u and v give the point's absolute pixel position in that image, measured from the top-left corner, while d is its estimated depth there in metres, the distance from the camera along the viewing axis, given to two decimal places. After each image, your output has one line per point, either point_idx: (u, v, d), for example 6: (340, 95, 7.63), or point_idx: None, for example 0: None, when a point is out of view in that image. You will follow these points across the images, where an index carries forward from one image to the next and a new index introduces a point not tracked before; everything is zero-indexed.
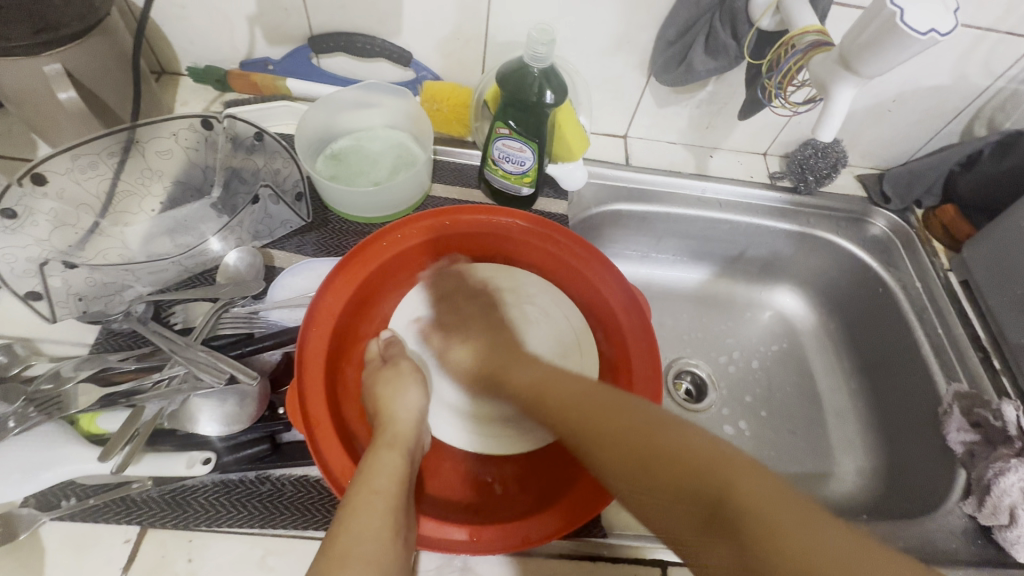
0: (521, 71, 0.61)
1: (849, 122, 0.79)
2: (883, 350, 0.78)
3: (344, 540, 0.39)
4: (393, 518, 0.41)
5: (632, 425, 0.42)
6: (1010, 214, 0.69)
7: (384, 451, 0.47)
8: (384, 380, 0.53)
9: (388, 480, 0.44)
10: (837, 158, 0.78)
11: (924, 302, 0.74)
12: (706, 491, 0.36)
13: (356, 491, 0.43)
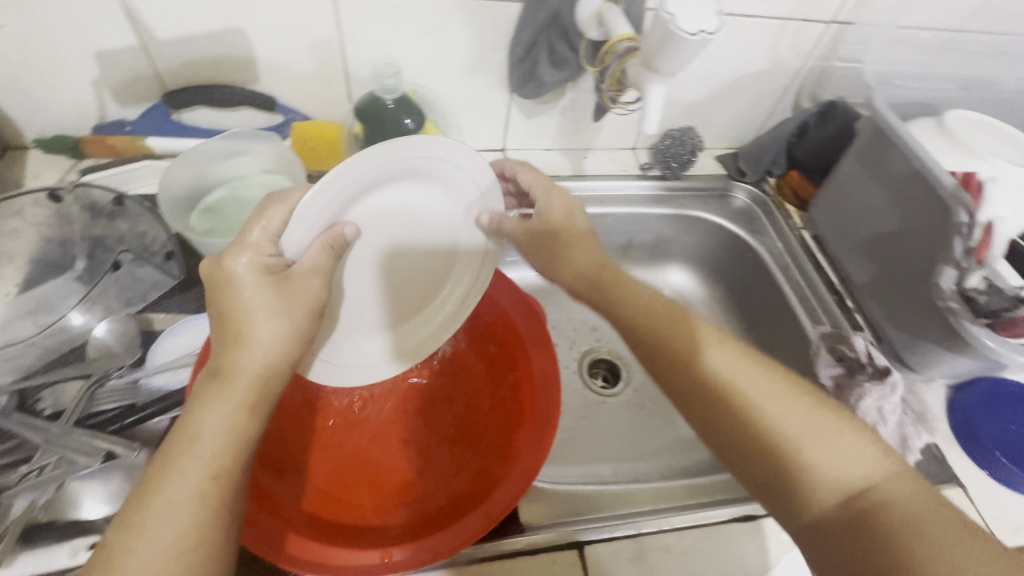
0: (377, 104, 0.66)
1: (698, 110, 0.88)
2: (762, 307, 0.86)
3: (152, 519, 0.36)
4: (209, 495, 0.38)
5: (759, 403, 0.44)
6: (838, 172, 0.78)
7: (215, 413, 0.40)
8: (257, 312, 0.44)
9: (221, 447, 0.39)
10: (694, 141, 0.87)
11: (786, 259, 0.83)
12: (808, 452, 0.41)
13: (186, 456, 0.38)
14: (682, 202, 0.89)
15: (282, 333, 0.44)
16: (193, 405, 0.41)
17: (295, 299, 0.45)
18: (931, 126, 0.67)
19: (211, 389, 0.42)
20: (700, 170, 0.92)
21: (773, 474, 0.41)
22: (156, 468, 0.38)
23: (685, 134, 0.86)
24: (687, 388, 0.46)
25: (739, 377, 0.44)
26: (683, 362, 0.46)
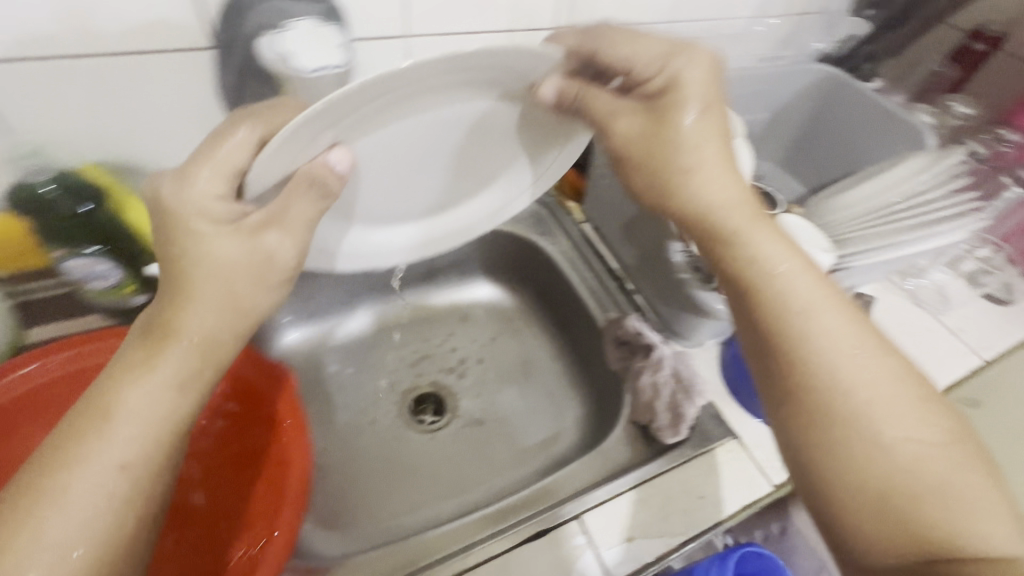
0: (29, 193, 0.60)
1: None
2: (563, 304, 0.88)
3: (139, 426, 0.38)
4: (195, 427, 0.40)
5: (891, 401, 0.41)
6: (595, 162, 0.83)
7: (162, 376, 0.39)
8: (217, 260, 0.42)
9: (178, 394, 0.40)
10: None
11: (574, 254, 0.86)
12: (960, 517, 0.37)
13: (66, 426, 0.38)
14: None
15: (250, 277, 0.43)
16: (148, 335, 0.41)
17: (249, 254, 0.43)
18: None
19: (182, 300, 0.41)
20: None
21: (879, 499, 0.39)
22: (116, 373, 0.39)
23: None
24: (809, 371, 0.43)
25: (877, 392, 0.41)
26: (810, 337, 0.44)
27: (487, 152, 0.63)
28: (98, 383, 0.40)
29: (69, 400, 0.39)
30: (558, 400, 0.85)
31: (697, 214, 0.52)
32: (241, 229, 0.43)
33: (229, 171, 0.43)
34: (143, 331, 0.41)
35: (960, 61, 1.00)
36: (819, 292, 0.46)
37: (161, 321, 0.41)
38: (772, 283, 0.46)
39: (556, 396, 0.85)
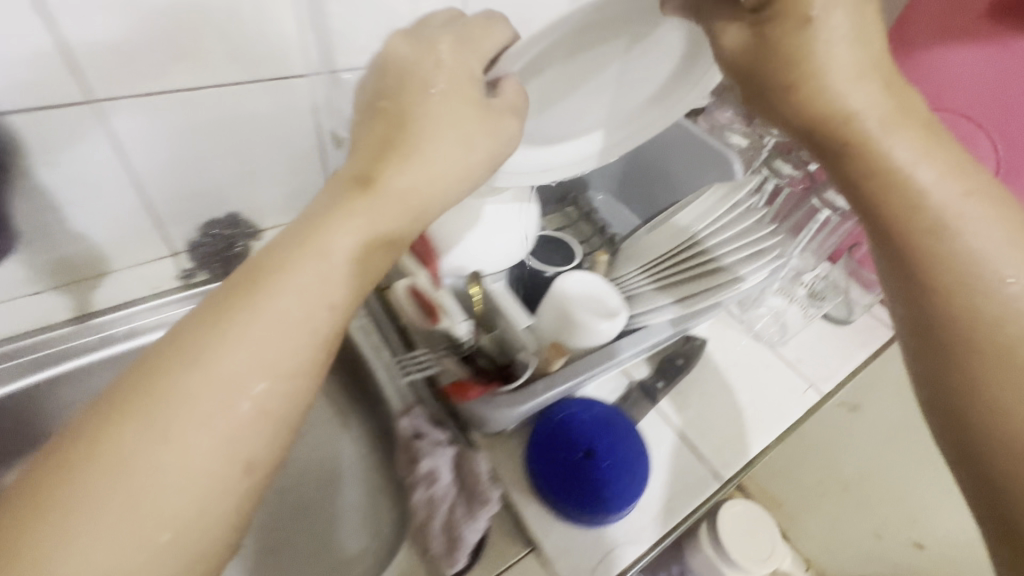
0: None
1: (228, 193, 0.74)
2: (362, 392, 0.73)
3: (51, 564, 0.26)
4: (192, 486, 0.29)
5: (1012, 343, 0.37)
6: None
7: (277, 293, 0.33)
8: (343, 244, 0.35)
9: (192, 460, 0.29)
10: (239, 222, 0.77)
11: (367, 334, 0.72)
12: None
13: (101, 450, 0.28)
14: None
15: (349, 249, 0.36)
16: (230, 309, 0.32)
17: (300, 237, 0.35)
18: None
19: (261, 283, 0.33)
20: None
21: (1016, 437, 0.36)
22: (130, 405, 0.29)
23: (220, 220, 0.76)
24: (942, 279, 0.38)
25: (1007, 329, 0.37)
26: (951, 252, 0.38)
27: (561, 114, 0.57)
28: (133, 378, 0.30)
29: (105, 415, 0.29)
30: (361, 511, 0.70)
31: (812, 125, 0.39)
32: (383, 175, 0.37)
33: (479, 57, 0.43)
34: (210, 301, 0.33)
35: None
36: (966, 198, 0.38)
37: (246, 314, 0.32)
38: (920, 173, 0.38)
39: (365, 511, 0.69)
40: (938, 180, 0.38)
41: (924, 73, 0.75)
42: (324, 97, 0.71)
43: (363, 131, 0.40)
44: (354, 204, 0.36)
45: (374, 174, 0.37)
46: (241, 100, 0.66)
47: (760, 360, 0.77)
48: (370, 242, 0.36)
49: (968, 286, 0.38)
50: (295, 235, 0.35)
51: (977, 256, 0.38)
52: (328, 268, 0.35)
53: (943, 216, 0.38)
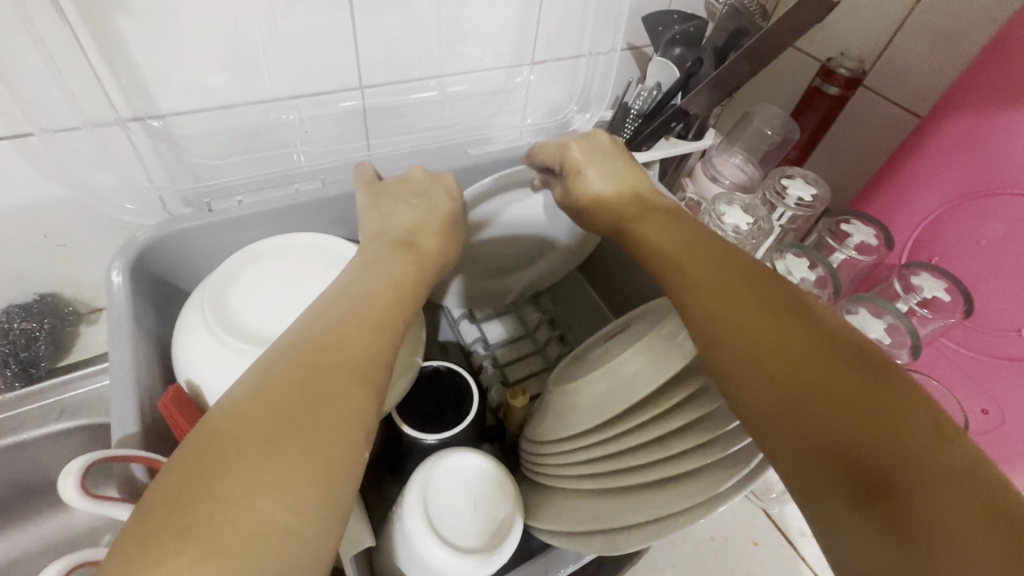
0: None
1: (32, 272, 0.54)
2: None
3: (258, 487, 0.24)
4: (325, 491, 0.25)
5: (807, 332, 0.30)
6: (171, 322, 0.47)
7: (328, 379, 0.28)
8: (390, 318, 0.33)
9: (345, 431, 0.27)
10: (50, 310, 0.58)
11: None
12: (858, 408, 0.27)
13: (221, 469, 0.24)
14: (50, 421, 0.57)
15: (394, 314, 0.33)
16: (313, 354, 0.29)
17: (384, 281, 0.36)
18: (218, 270, 0.43)
19: (349, 322, 0.31)
20: (93, 347, 0.62)
21: (767, 388, 0.29)
22: (228, 441, 0.25)
23: (19, 306, 0.56)
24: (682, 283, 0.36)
25: (776, 314, 0.32)
26: (693, 269, 0.36)
27: (503, 234, 0.62)
28: (218, 420, 0.26)
29: (200, 455, 0.24)
30: None
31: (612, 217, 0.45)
32: (387, 262, 0.38)
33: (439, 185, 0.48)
34: (290, 352, 0.29)
35: (803, 111, 0.74)
36: (680, 237, 0.39)
37: (338, 348, 0.29)
38: (650, 235, 0.41)
39: None
40: (663, 231, 0.41)
41: (1012, 137, 0.51)
42: (154, 151, 0.51)
43: (392, 212, 0.44)
44: (399, 274, 0.37)
45: (417, 247, 0.41)
46: (20, 159, 0.46)
47: (746, 530, 0.56)
48: (396, 310, 0.34)
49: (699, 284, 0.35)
50: (343, 301, 0.33)
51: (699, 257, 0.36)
52: (382, 321, 0.32)
53: (666, 244, 0.39)
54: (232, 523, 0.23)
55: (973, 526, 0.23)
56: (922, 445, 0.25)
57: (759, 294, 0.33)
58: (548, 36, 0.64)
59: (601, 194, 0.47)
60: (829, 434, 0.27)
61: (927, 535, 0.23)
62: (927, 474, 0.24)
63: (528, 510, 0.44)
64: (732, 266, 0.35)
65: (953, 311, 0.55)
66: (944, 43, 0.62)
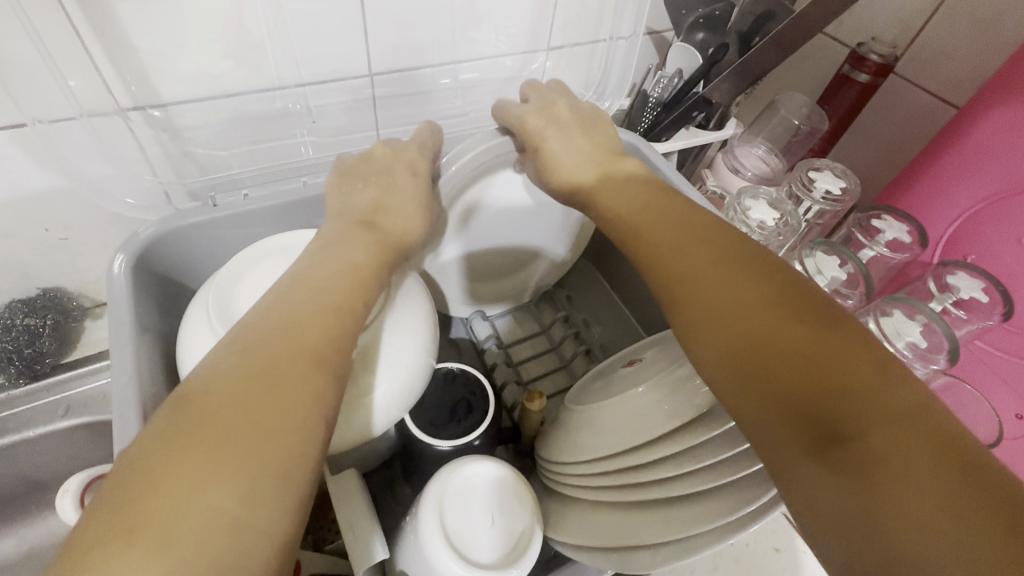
0: None
1: (33, 265, 0.53)
2: None
3: (209, 477, 0.23)
4: (281, 475, 0.24)
5: (664, 237, 0.35)
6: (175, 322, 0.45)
7: (276, 358, 0.27)
8: (348, 300, 0.32)
9: (300, 412, 0.26)
10: (54, 305, 0.56)
11: None
12: (694, 289, 0.32)
13: (174, 460, 0.23)
14: (55, 418, 0.57)
15: (352, 295, 0.33)
16: (265, 341, 0.28)
17: (342, 264, 0.34)
18: (222, 269, 0.41)
19: (308, 307, 0.30)
20: (98, 342, 0.60)
21: (653, 257, 0.35)
22: (184, 429, 0.24)
23: (22, 301, 0.54)
24: (632, 231, 0.37)
25: (648, 224, 0.36)
26: (604, 191, 0.41)
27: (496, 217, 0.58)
28: (180, 410, 0.25)
29: (152, 449, 0.24)
30: None
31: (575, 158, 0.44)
32: (347, 244, 0.36)
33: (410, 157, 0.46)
34: (240, 344, 0.28)
35: (830, 100, 0.71)
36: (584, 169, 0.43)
37: (294, 333, 0.29)
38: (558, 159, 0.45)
39: None
40: (573, 155, 0.44)
41: None
42: (156, 141, 0.49)
43: (352, 192, 0.42)
44: (353, 253, 0.35)
45: (380, 226, 0.39)
46: (15, 148, 0.44)
47: (767, 537, 0.54)
48: (356, 294, 0.33)
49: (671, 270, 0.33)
50: (297, 285, 0.32)
51: (665, 222, 0.36)
52: (339, 304, 0.31)
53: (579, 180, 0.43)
54: (180, 515, 0.22)
55: (769, 368, 0.28)
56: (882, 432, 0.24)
57: (708, 249, 0.33)
58: (567, 19, 0.61)
59: (561, 163, 0.44)
60: (687, 305, 0.32)
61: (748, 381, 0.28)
62: (730, 336, 0.29)
63: (549, 520, 0.41)
64: (615, 197, 0.40)
65: (991, 314, 0.52)
66: (984, 28, 0.59)
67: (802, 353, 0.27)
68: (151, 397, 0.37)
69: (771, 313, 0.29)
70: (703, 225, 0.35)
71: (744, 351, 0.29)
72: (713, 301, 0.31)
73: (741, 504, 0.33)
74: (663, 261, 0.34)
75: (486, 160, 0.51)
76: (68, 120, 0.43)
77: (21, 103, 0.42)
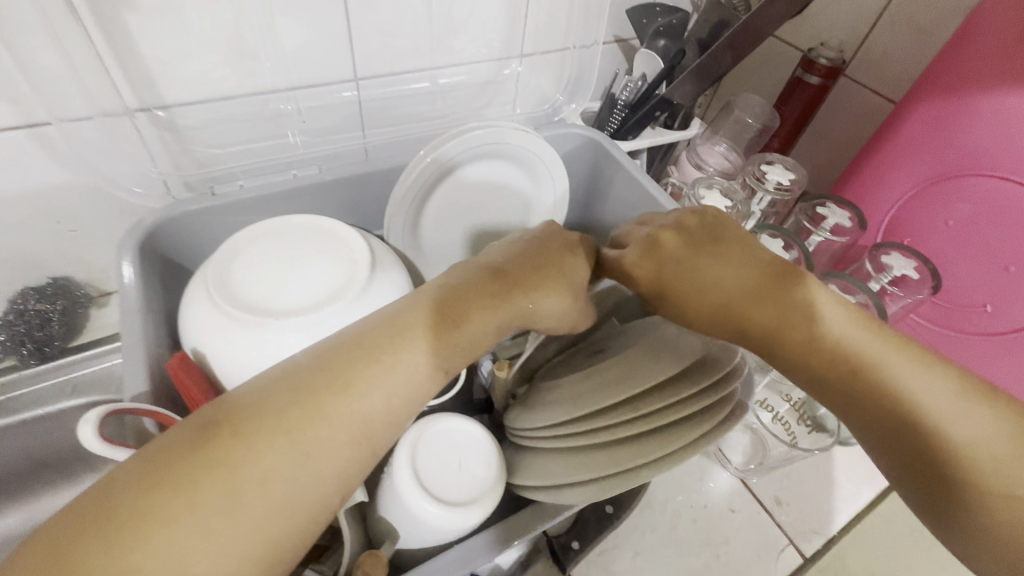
0: None
1: (46, 255, 0.58)
2: None
3: (207, 544, 0.26)
4: (280, 543, 0.28)
5: (767, 282, 0.40)
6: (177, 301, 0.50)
7: (321, 426, 0.30)
8: (409, 363, 0.34)
9: (318, 489, 0.29)
10: (63, 292, 0.61)
11: None
12: (804, 329, 0.38)
13: (182, 512, 0.26)
14: (64, 396, 0.61)
15: (428, 365, 0.34)
16: (312, 401, 0.30)
17: (423, 328, 0.35)
18: (220, 248, 0.46)
19: (379, 363, 0.33)
20: (103, 328, 0.65)
21: (751, 291, 0.39)
22: (192, 475, 0.27)
23: (35, 288, 0.59)
24: (722, 266, 0.41)
25: (738, 266, 0.40)
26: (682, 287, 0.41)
27: (479, 203, 0.63)
28: (199, 449, 0.28)
29: (157, 491, 0.26)
30: None
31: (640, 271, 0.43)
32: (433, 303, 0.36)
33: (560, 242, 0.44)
34: (288, 396, 0.30)
35: (786, 100, 0.76)
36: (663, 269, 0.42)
37: (345, 398, 0.31)
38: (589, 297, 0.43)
39: None
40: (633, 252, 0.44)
41: (978, 121, 0.53)
42: (160, 140, 0.54)
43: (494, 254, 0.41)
44: (444, 309, 0.36)
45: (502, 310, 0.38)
46: (36, 148, 0.50)
47: (723, 499, 0.58)
48: (437, 364, 0.35)
49: (746, 325, 0.39)
50: (379, 333, 0.34)
51: (751, 279, 0.40)
52: (412, 376, 0.34)
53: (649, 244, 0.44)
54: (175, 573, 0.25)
55: (901, 380, 0.35)
56: (951, 425, 0.34)
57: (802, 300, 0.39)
58: (537, 28, 0.67)
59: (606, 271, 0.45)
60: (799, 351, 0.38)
61: (866, 412, 0.36)
62: (845, 369, 0.37)
63: (517, 468, 0.46)
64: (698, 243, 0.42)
65: (922, 287, 0.57)
66: (920, 34, 0.64)
67: (898, 422, 0.35)
68: (156, 360, 0.42)
69: (869, 358, 0.36)
70: (755, 277, 0.40)
71: (861, 391, 0.36)
72: (820, 347, 0.37)
73: (680, 437, 0.38)
74: (769, 298, 0.39)
75: (459, 151, 0.58)
76: (86, 120, 0.48)
77: (45, 104, 0.46)
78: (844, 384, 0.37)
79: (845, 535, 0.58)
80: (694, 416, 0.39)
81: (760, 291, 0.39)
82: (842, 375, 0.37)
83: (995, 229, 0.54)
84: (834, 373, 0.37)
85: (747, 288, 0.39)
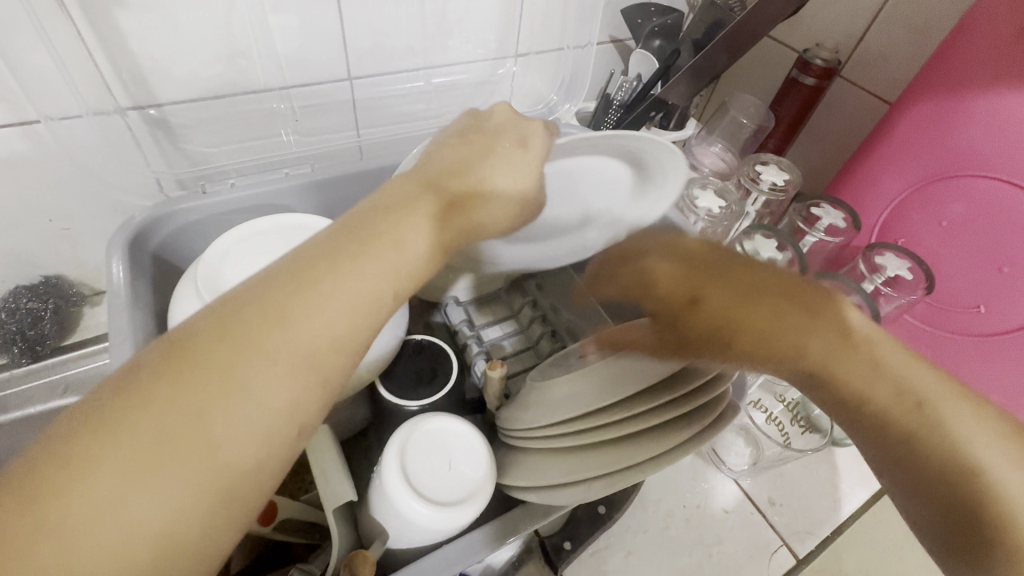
0: None
1: (38, 253, 0.57)
2: None
3: (129, 491, 0.23)
4: (220, 492, 0.24)
5: (815, 302, 0.38)
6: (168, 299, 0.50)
7: (254, 355, 0.26)
8: (379, 265, 0.29)
9: (262, 427, 0.25)
10: (55, 291, 0.60)
11: None
12: (853, 349, 0.36)
13: (99, 454, 0.23)
14: (55, 395, 0.61)
15: (381, 284, 0.29)
16: (245, 327, 0.26)
17: (386, 246, 0.30)
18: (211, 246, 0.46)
19: (324, 285, 0.28)
20: (95, 327, 0.65)
21: (802, 310, 0.37)
22: (111, 417, 0.24)
23: (27, 287, 0.59)
24: (761, 284, 0.40)
25: (780, 286, 0.39)
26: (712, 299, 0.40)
27: None
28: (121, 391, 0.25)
29: (77, 435, 0.24)
30: None
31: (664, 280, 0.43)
32: (396, 206, 0.32)
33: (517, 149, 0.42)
34: (215, 323, 0.26)
35: (782, 101, 0.76)
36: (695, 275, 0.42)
37: (283, 324, 0.26)
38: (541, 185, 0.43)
39: None
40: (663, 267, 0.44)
41: (972, 122, 0.52)
42: (153, 138, 0.53)
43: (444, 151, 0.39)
44: (398, 218, 0.32)
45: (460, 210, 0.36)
46: (27, 146, 0.49)
47: (716, 499, 0.58)
48: (393, 284, 0.30)
49: (776, 342, 0.37)
50: (324, 247, 0.29)
51: (793, 300, 0.38)
52: (365, 297, 0.29)
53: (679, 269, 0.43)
54: (98, 523, 0.22)
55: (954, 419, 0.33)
56: (1000, 470, 0.32)
57: (851, 324, 0.37)
58: (532, 27, 0.67)
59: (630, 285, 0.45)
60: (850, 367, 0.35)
61: (911, 444, 0.34)
62: (887, 391, 0.34)
63: (507, 467, 0.46)
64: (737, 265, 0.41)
65: (916, 288, 0.57)
66: (916, 34, 0.64)
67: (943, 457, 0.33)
68: None
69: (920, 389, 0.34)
70: (796, 295, 0.38)
71: (909, 422, 0.34)
72: (867, 368, 0.35)
73: (672, 436, 0.38)
74: (819, 316, 0.37)
75: None
76: (76, 117, 0.48)
77: (35, 101, 0.47)
78: (886, 413, 0.34)
79: (839, 537, 0.58)
80: (688, 417, 0.39)
81: (806, 310, 0.37)
82: (894, 402, 0.34)
83: (989, 230, 0.54)
84: (880, 401, 0.35)
85: (790, 306, 0.38)
